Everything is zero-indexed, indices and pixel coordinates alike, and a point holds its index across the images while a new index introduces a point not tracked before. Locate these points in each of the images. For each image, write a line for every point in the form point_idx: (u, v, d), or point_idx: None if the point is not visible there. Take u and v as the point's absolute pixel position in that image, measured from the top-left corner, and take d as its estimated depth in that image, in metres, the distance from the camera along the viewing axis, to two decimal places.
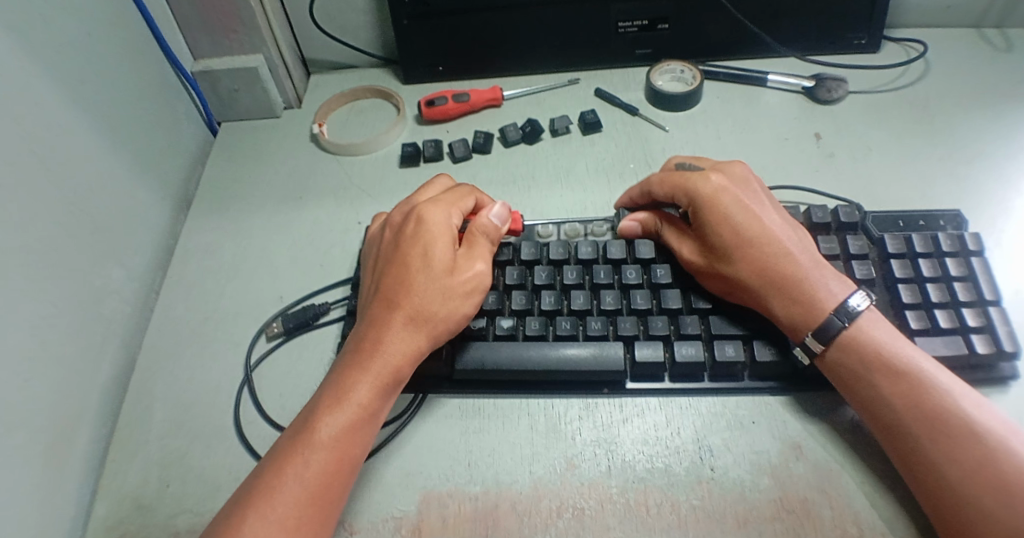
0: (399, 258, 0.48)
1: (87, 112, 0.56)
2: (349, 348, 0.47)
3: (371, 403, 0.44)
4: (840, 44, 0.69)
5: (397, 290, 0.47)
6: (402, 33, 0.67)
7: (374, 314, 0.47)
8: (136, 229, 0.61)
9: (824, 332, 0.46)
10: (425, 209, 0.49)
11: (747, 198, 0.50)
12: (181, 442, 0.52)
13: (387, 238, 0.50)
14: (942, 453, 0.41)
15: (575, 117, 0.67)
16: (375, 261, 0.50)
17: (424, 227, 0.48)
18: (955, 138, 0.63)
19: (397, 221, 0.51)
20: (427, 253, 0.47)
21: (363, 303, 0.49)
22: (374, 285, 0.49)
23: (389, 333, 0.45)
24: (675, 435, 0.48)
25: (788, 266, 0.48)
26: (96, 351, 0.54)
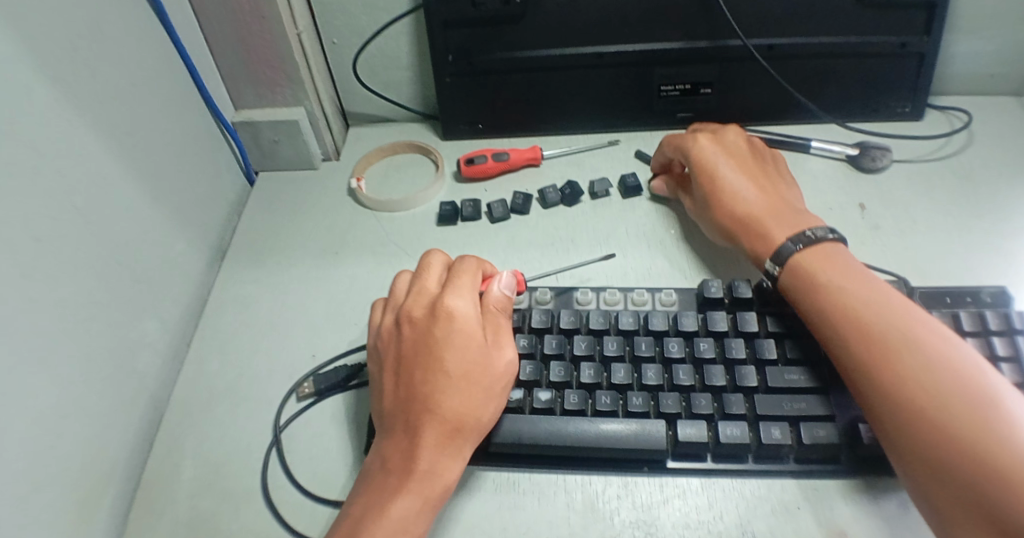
0: (430, 360, 0.46)
1: (129, 163, 0.56)
2: (383, 465, 0.45)
3: (414, 524, 0.42)
4: (884, 112, 0.68)
5: (436, 400, 0.45)
6: (444, 90, 0.67)
7: (411, 426, 0.45)
8: (171, 279, 0.61)
9: (778, 256, 0.51)
10: (451, 303, 0.48)
11: (734, 156, 0.59)
12: (208, 504, 0.51)
13: (406, 332, 0.49)
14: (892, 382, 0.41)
15: (615, 179, 0.66)
16: (393, 360, 0.48)
17: (453, 328, 0.47)
18: (1006, 212, 0.61)
19: (413, 313, 0.49)
20: (465, 356, 0.47)
21: (387, 407, 0.47)
22: (401, 390, 0.47)
23: (433, 447, 0.44)
24: (719, 520, 0.46)
25: (755, 206, 0.55)
26: (127, 405, 0.54)
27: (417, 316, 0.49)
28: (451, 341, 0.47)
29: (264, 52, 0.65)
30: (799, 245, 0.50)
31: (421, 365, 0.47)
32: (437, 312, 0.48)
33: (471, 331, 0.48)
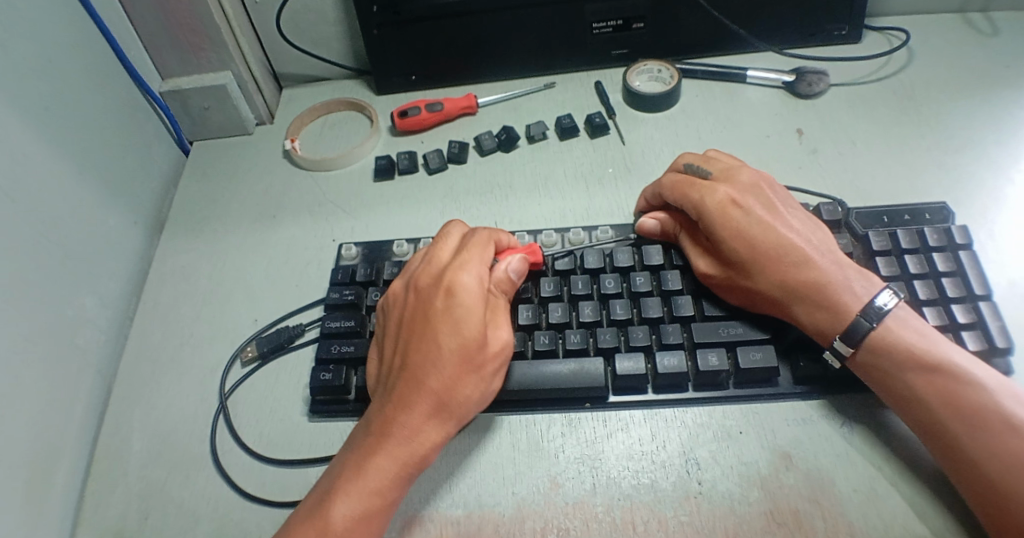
0: (426, 329, 0.44)
1: (50, 139, 0.54)
2: (366, 428, 0.44)
3: (388, 489, 0.41)
4: (821, 36, 0.68)
5: (422, 373, 0.43)
6: (374, 43, 0.66)
7: (397, 395, 0.43)
8: (108, 255, 0.60)
9: (852, 335, 0.44)
10: (454, 273, 0.45)
11: (759, 202, 0.49)
12: (159, 473, 0.50)
13: (410, 298, 0.46)
14: (977, 450, 0.40)
15: (552, 122, 0.65)
16: (394, 326, 0.47)
17: (456, 298, 0.44)
18: (943, 128, 0.61)
19: (419, 281, 0.47)
20: (456, 330, 0.43)
21: (384, 373, 0.46)
22: (395, 358, 0.45)
23: (414, 418, 0.42)
24: (661, 449, 0.47)
25: (777, 265, 0.46)
26: (71, 384, 0.53)
27: (424, 285, 0.46)
28: (450, 314, 0.44)
29: (184, 15, 0.63)
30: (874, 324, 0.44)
31: (418, 336, 0.44)
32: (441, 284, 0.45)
33: (473, 306, 0.44)
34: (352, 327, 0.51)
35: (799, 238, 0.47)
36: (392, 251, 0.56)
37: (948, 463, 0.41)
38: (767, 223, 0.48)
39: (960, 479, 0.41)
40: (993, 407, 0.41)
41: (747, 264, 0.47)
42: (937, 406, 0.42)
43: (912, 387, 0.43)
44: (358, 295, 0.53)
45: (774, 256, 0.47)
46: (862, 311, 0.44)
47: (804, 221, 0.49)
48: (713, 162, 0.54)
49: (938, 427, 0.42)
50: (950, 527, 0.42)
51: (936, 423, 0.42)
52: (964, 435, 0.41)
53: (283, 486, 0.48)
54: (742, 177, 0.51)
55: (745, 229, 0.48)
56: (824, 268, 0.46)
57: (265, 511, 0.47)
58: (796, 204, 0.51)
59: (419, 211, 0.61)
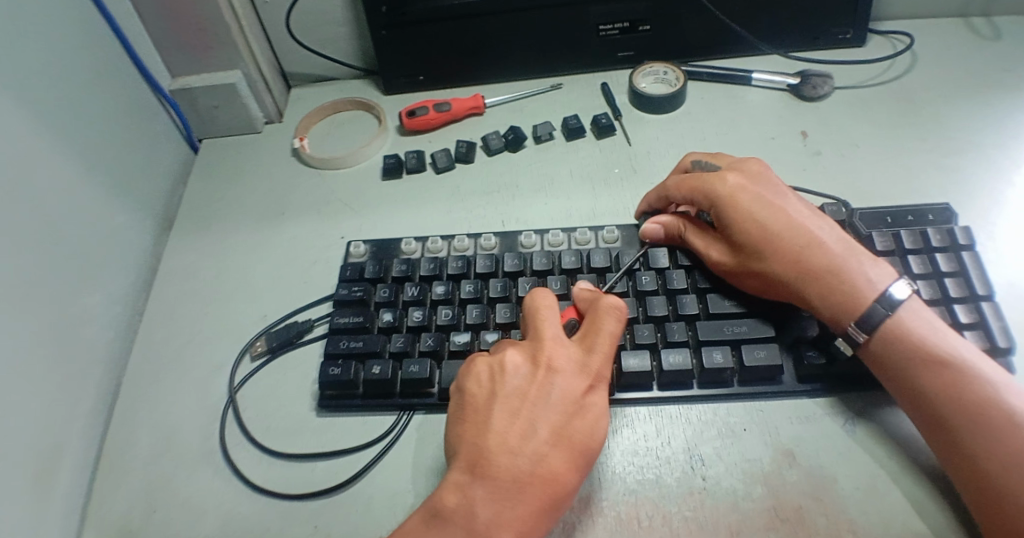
0: (563, 422, 0.42)
1: (62, 135, 0.55)
2: (469, 515, 0.39)
3: None
4: (825, 39, 0.68)
5: (551, 473, 0.41)
6: (382, 43, 0.66)
7: (517, 491, 0.40)
8: (117, 251, 0.60)
9: (868, 322, 0.45)
10: (598, 368, 0.44)
11: (769, 193, 0.50)
12: (167, 467, 0.51)
13: (540, 378, 0.43)
14: (979, 446, 0.41)
15: (558, 122, 0.66)
16: (509, 402, 0.42)
17: (593, 396, 0.43)
18: (946, 132, 0.62)
19: (556, 358, 0.43)
20: (590, 432, 0.42)
21: (490, 451, 0.41)
22: (512, 441, 0.41)
23: (530, 522, 0.40)
24: (666, 445, 0.47)
25: (790, 252, 0.47)
26: (80, 379, 0.53)
27: (562, 368, 0.43)
28: (587, 413, 0.43)
29: (193, 15, 0.64)
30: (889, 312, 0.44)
31: (551, 427, 0.41)
32: (583, 377, 0.43)
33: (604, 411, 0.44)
34: (360, 323, 0.52)
35: (810, 225, 0.48)
36: (400, 249, 0.57)
37: (949, 457, 0.42)
38: (779, 213, 0.49)
39: (959, 475, 0.41)
40: (998, 404, 0.41)
41: (761, 251, 0.48)
42: (941, 401, 0.42)
43: (919, 380, 0.43)
44: (367, 292, 0.54)
45: (785, 239, 0.48)
46: (881, 297, 0.45)
47: (813, 212, 0.50)
48: (722, 157, 0.55)
49: (941, 421, 0.42)
50: (950, 524, 0.42)
51: (941, 417, 0.42)
52: (967, 430, 0.41)
53: (291, 480, 0.49)
54: (751, 169, 0.52)
55: (757, 214, 0.49)
56: (836, 255, 0.47)
57: (272, 504, 0.48)
58: (804, 198, 0.52)
59: (426, 210, 0.61)
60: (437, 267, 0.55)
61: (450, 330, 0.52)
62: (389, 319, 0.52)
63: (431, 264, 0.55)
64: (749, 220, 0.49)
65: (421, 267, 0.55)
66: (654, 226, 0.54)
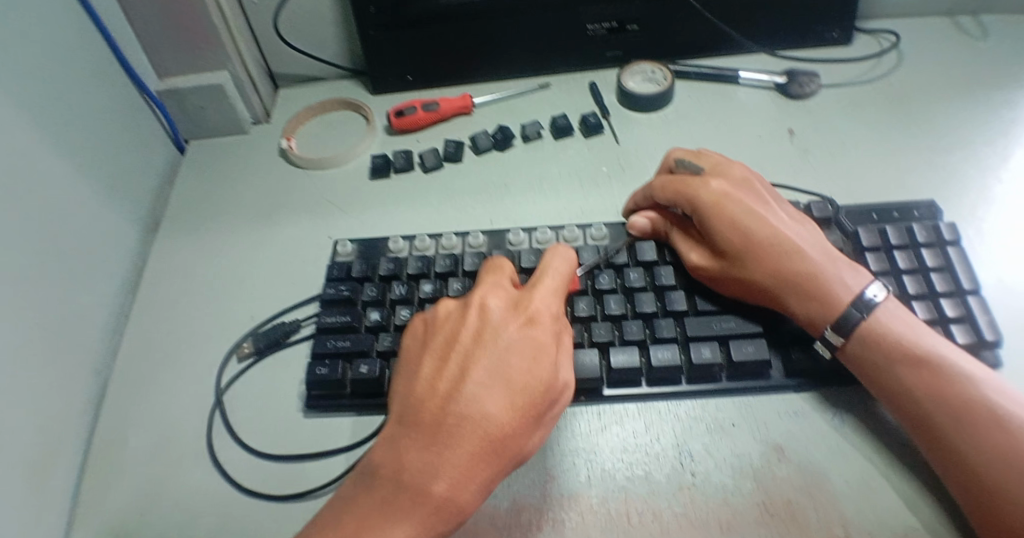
0: (492, 359, 0.40)
1: (48, 135, 0.55)
2: (396, 463, 0.38)
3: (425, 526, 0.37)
4: (811, 39, 0.69)
5: (480, 412, 0.38)
6: (370, 43, 0.66)
7: (444, 434, 0.38)
8: (104, 251, 0.60)
9: (844, 325, 0.45)
10: (532, 304, 0.43)
11: (752, 198, 0.50)
12: (153, 469, 0.50)
13: (468, 320, 0.42)
14: (966, 440, 0.40)
15: (547, 121, 0.66)
16: (438, 350, 0.42)
17: (531, 330, 0.42)
18: (931, 129, 0.62)
19: (486, 300, 0.43)
20: (527, 369, 0.40)
21: (418, 398, 0.40)
22: (439, 384, 0.40)
23: (459, 462, 0.38)
24: (656, 442, 0.47)
25: (770, 257, 0.47)
26: (66, 380, 0.53)
27: (493, 308, 0.42)
28: (523, 347, 0.41)
29: (181, 14, 0.63)
30: (862, 314, 0.45)
31: (478, 364, 0.40)
32: (516, 311, 0.42)
33: (546, 344, 0.41)
34: (347, 322, 0.52)
35: (790, 230, 0.48)
36: (388, 248, 0.57)
37: (936, 454, 0.42)
38: (761, 217, 0.49)
39: (949, 470, 0.41)
40: (981, 399, 0.41)
41: (742, 255, 0.48)
42: (924, 397, 0.42)
43: (900, 378, 0.43)
44: (354, 291, 0.53)
45: (768, 247, 0.48)
46: (855, 299, 0.45)
47: (793, 218, 0.50)
48: (704, 157, 0.55)
49: (925, 418, 0.42)
50: (940, 517, 0.42)
51: (924, 415, 0.42)
52: (951, 426, 0.41)
53: (280, 480, 0.48)
54: (734, 172, 0.52)
55: (738, 220, 0.49)
56: (816, 261, 0.47)
57: (260, 505, 0.47)
58: (784, 201, 0.53)
59: (415, 209, 0.61)
60: (425, 265, 0.54)
61: None
62: (376, 318, 0.52)
63: (419, 262, 0.55)
64: (732, 224, 0.48)
65: (409, 265, 0.55)
66: (643, 224, 0.54)
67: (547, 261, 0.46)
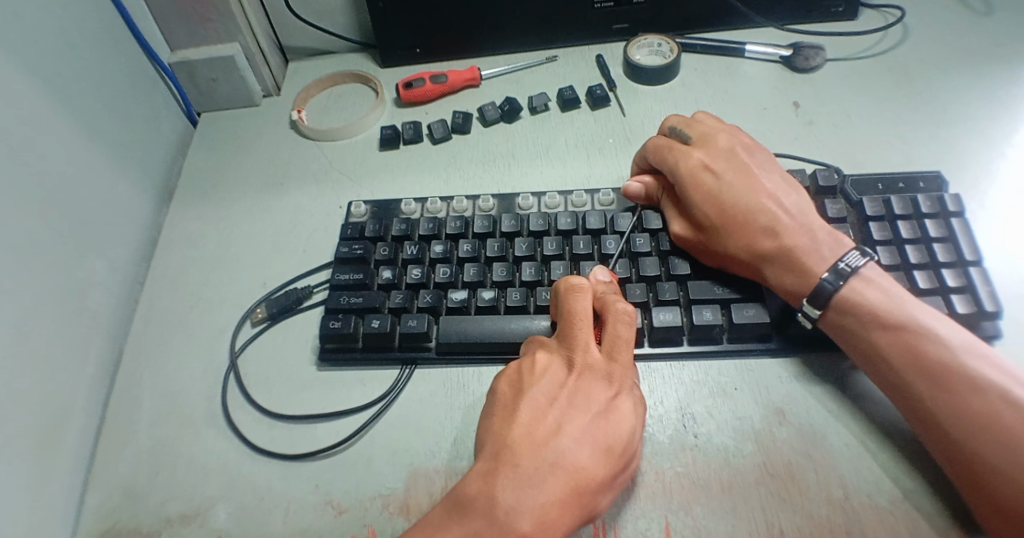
0: (584, 427, 0.42)
1: (64, 105, 0.56)
2: (490, 503, 0.39)
3: None
4: (818, 12, 0.69)
5: (574, 470, 0.40)
6: (378, 16, 0.67)
7: (538, 483, 0.40)
8: (117, 221, 0.61)
9: (818, 296, 0.46)
10: (622, 369, 0.44)
11: (733, 168, 0.52)
12: (170, 429, 0.52)
13: (566, 380, 0.44)
14: (946, 408, 0.42)
15: (553, 94, 0.67)
16: (535, 405, 0.43)
17: (618, 400, 0.43)
18: (936, 104, 0.63)
19: (579, 359, 0.44)
20: (620, 435, 0.42)
21: (516, 441, 0.41)
22: (539, 432, 0.42)
23: (553, 519, 0.39)
24: (658, 405, 0.48)
25: (746, 228, 0.49)
26: (82, 344, 0.54)
27: (585, 365, 0.44)
28: (613, 415, 0.42)
29: None
30: (838, 283, 0.46)
31: (571, 424, 0.42)
32: (607, 374, 0.44)
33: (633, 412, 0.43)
34: (360, 279, 0.53)
35: (771, 201, 0.50)
36: (399, 210, 0.58)
37: (918, 421, 0.43)
38: (740, 191, 0.50)
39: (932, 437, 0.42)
40: (959, 366, 0.42)
41: (720, 228, 0.50)
42: (900, 365, 0.44)
43: (880, 348, 0.44)
44: (367, 250, 0.55)
45: (745, 220, 0.49)
46: (830, 267, 0.47)
47: (778, 185, 0.51)
48: (696, 125, 0.56)
49: (905, 385, 0.43)
50: (932, 478, 0.43)
51: (904, 383, 0.43)
52: (928, 394, 0.42)
53: (292, 440, 0.50)
54: (720, 142, 0.53)
55: (717, 193, 0.51)
56: (791, 231, 0.48)
57: (273, 465, 0.49)
58: (778, 167, 0.53)
59: (423, 179, 0.62)
60: (436, 226, 0.55)
61: (448, 287, 0.53)
62: (389, 276, 0.53)
63: (430, 224, 0.56)
64: (711, 199, 0.51)
65: (420, 226, 0.56)
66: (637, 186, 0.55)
67: (623, 313, 0.45)
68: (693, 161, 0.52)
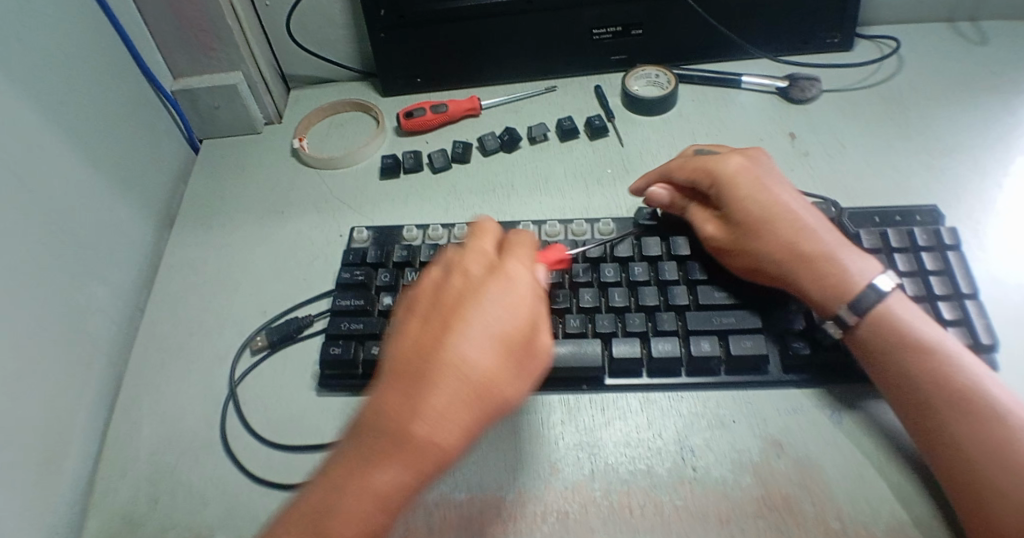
0: (464, 313, 0.39)
1: (68, 132, 0.56)
2: (381, 423, 0.37)
3: (394, 503, 0.37)
4: (813, 44, 0.70)
5: (458, 359, 0.38)
6: (380, 46, 0.68)
7: (424, 380, 0.37)
8: (119, 247, 0.61)
9: (858, 304, 0.46)
10: (517, 266, 0.42)
11: (769, 180, 0.52)
12: (170, 458, 0.52)
13: (451, 291, 0.41)
14: (965, 431, 0.42)
15: (552, 123, 0.68)
16: (420, 337, 0.39)
17: (506, 278, 0.41)
18: (931, 134, 0.63)
19: (466, 274, 0.42)
20: (512, 319, 0.39)
21: (400, 358, 0.39)
22: (421, 343, 0.39)
23: (443, 404, 0.37)
24: (657, 437, 0.49)
25: (784, 234, 0.49)
26: (82, 370, 0.54)
27: (470, 276, 0.42)
28: (506, 297, 0.40)
29: (195, 17, 0.65)
30: (880, 296, 0.46)
31: (454, 322, 0.39)
32: (494, 272, 0.41)
33: (529, 293, 0.41)
34: (361, 306, 0.53)
35: (806, 214, 0.51)
36: (401, 236, 0.59)
37: (930, 446, 0.43)
38: (778, 201, 0.51)
39: (942, 462, 0.42)
40: (981, 392, 0.42)
41: (757, 234, 0.50)
42: (923, 384, 0.44)
43: (906, 365, 0.44)
44: (368, 276, 0.55)
45: (782, 228, 0.50)
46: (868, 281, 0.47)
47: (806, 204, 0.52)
48: (725, 146, 0.58)
49: (925, 405, 0.43)
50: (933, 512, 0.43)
51: (925, 403, 0.43)
52: (947, 416, 0.42)
53: (292, 469, 0.50)
54: (754, 157, 0.55)
55: (755, 198, 0.51)
56: (828, 243, 0.49)
57: (272, 495, 0.49)
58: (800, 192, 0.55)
59: (423, 208, 0.63)
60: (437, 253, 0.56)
61: None
62: (389, 303, 0.54)
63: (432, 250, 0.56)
64: (747, 204, 0.51)
65: (421, 253, 0.56)
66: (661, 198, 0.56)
67: (518, 240, 0.45)
68: (734, 167, 0.52)
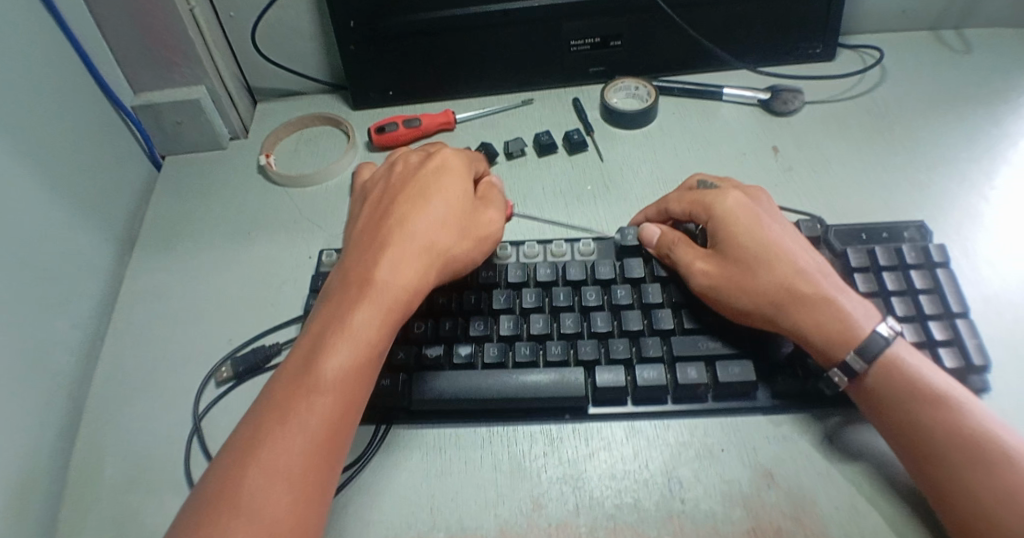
0: (410, 195, 0.50)
1: (25, 151, 0.53)
2: (348, 279, 0.46)
3: (375, 339, 0.43)
4: (795, 54, 0.69)
5: (409, 223, 0.48)
6: (351, 59, 0.65)
7: (381, 242, 0.47)
8: (80, 273, 0.58)
9: (867, 350, 0.44)
10: (449, 161, 0.52)
11: (766, 218, 0.50)
12: (133, 499, 0.48)
13: (396, 186, 0.52)
14: (984, 485, 0.39)
15: (530, 138, 0.66)
16: (377, 220, 0.49)
17: (445, 167, 0.52)
18: (915, 146, 0.62)
19: (405, 172, 0.53)
20: (451, 195, 0.50)
21: (358, 237, 0.49)
22: (373, 223, 0.49)
23: (400, 255, 0.46)
24: (644, 468, 0.46)
25: (779, 273, 0.47)
26: (45, 403, 0.50)
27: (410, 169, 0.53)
28: (441, 177, 0.51)
29: (158, 30, 0.62)
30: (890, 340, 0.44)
31: (402, 201, 0.50)
32: (431, 162, 0.52)
33: (461, 175, 0.52)
34: None
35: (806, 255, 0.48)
36: None
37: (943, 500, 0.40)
38: (776, 239, 0.48)
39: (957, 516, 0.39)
40: (1000, 443, 0.40)
41: (750, 271, 0.47)
42: (937, 437, 0.41)
43: (920, 416, 0.42)
44: None
45: (777, 266, 0.47)
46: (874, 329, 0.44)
47: (806, 246, 0.49)
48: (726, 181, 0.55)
49: (940, 459, 0.40)
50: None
51: (938, 456, 0.41)
52: (965, 468, 0.40)
53: None
54: (754, 195, 0.52)
55: (753, 235, 0.48)
56: (824, 286, 0.46)
57: None
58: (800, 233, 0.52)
59: None
60: None
61: (423, 343, 0.50)
62: None
63: None
64: (743, 240, 0.48)
65: None
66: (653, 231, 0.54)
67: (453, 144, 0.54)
68: (732, 203, 0.50)
